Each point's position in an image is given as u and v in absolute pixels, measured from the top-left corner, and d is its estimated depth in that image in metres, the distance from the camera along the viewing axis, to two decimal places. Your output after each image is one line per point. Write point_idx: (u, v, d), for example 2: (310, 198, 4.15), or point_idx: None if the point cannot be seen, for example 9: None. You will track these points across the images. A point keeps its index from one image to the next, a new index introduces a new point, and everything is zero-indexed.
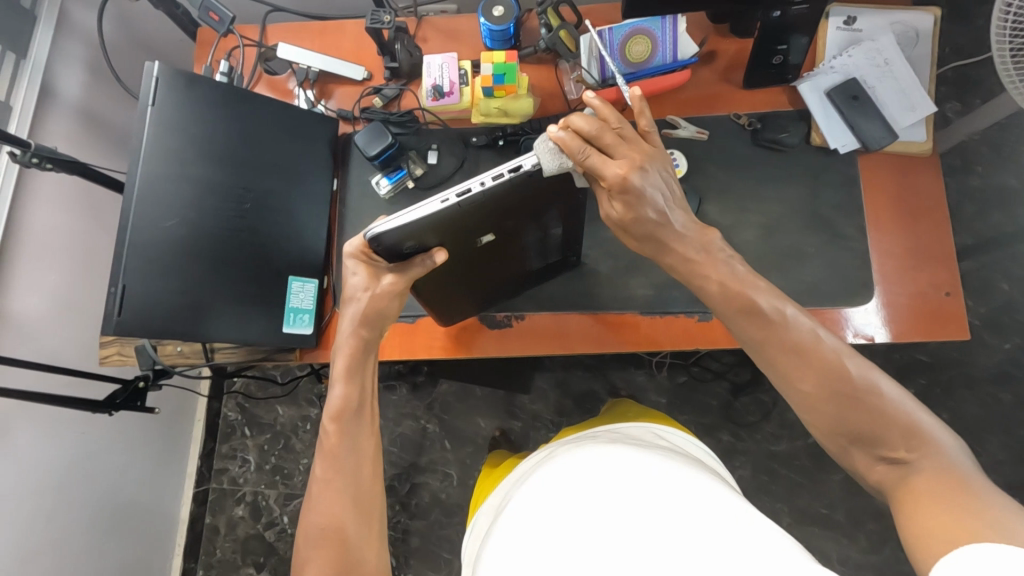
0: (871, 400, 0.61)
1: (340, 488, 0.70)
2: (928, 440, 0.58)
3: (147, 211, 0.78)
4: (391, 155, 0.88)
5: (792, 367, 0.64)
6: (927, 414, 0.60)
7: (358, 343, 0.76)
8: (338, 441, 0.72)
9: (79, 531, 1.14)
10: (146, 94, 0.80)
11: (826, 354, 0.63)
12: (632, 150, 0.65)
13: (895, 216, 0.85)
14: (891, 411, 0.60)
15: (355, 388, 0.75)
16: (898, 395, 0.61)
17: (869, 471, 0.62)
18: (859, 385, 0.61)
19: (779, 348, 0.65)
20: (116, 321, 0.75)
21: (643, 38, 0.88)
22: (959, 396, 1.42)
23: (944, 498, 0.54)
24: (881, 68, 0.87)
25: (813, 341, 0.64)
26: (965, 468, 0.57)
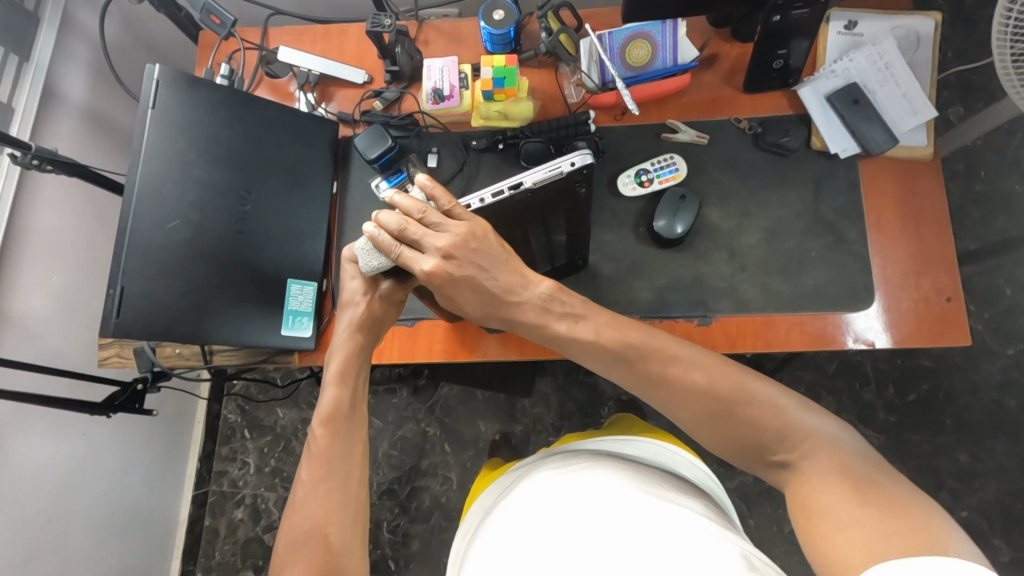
0: (742, 410, 0.65)
1: (328, 493, 0.69)
2: (806, 429, 0.63)
3: (148, 213, 0.78)
4: (391, 157, 0.89)
5: (671, 396, 0.68)
6: (805, 407, 0.65)
7: (352, 347, 0.76)
8: (329, 445, 0.71)
9: (79, 534, 1.14)
10: (146, 96, 0.80)
11: (691, 369, 0.68)
12: (445, 239, 0.68)
13: (897, 221, 0.85)
14: (768, 412, 0.65)
15: (347, 392, 0.74)
16: (774, 396, 0.65)
17: (767, 472, 0.66)
18: (734, 398, 0.65)
19: (654, 377, 0.69)
20: (115, 323, 0.75)
21: (644, 42, 0.88)
22: (962, 401, 1.41)
23: (839, 494, 0.57)
24: (883, 72, 0.87)
25: (677, 364, 0.68)
26: (846, 449, 0.61)
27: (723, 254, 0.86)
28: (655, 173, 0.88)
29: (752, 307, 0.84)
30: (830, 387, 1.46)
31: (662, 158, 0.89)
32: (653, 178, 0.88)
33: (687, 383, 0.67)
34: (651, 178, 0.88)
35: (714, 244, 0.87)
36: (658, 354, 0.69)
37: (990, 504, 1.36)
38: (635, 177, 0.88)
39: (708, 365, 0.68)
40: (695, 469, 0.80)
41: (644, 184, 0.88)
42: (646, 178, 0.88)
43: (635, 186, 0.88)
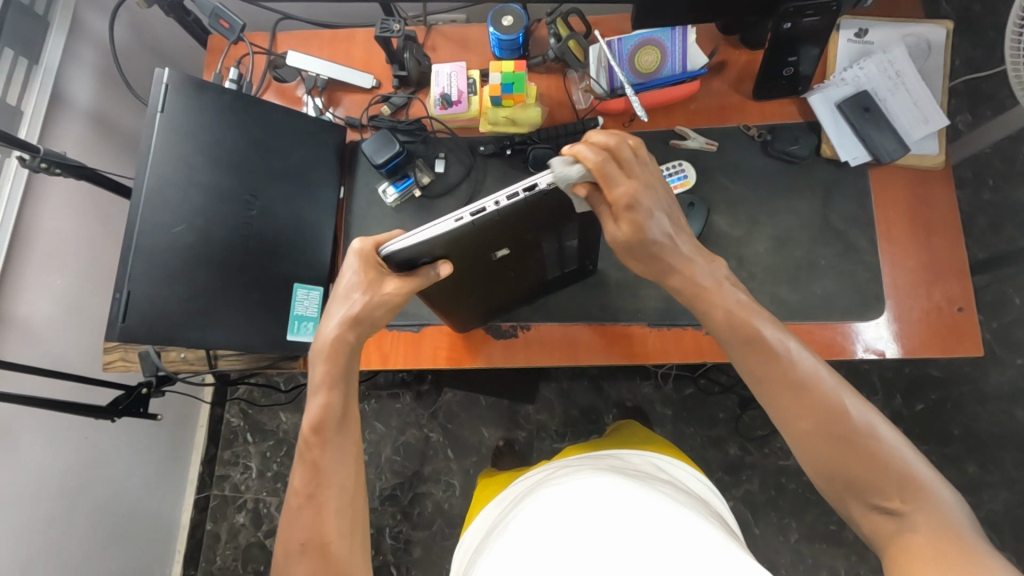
0: (865, 446, 0.59)
1: (321, 504, 0.68)
2: (921, 488, 0.57)
3: (155, 217, 0.78)
4: (398, 163, 0.88)
5: (788, 402, 0.63)
6: (925, 464, 0.59)
7: (343, 347, 0.73)
8: (319, 453, 0.70)
9: (80, 538, 1.14)
10: (155, 99, 0.80)
11: (820, 384, 0.62)
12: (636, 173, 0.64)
13: (907, 229, 0.84)
14: (886, 456, 0.59)
15: (336, 397, 0.72)
16: (897, 442, 0.59)
17: (861, 518, 0.60)
18: (859, 429, 0.60)
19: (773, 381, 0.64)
20: (120, 327, 0.74)
21: (653, 48, 0.87)
22: (971, 412, 1.40)
23: (945, 559, 0.53)
24: (894, 81, 0.86)
25: (811, 374, 0.63)
26: (960, 523, 0.55)
27: (731, 262, 0.86)
28: None
29: None
30: None
31: (670, 165, 0.88)
32: None
33: (807, 400, 0.62)
34: None
35: (722, 252, 0.86)
36: (778, 360, 0.64)
37: (999, 515, 1.35)
38: None
39: (829, 390, 0.62)
40: (696, 482, 0.81)
41: None
42: None
43: None
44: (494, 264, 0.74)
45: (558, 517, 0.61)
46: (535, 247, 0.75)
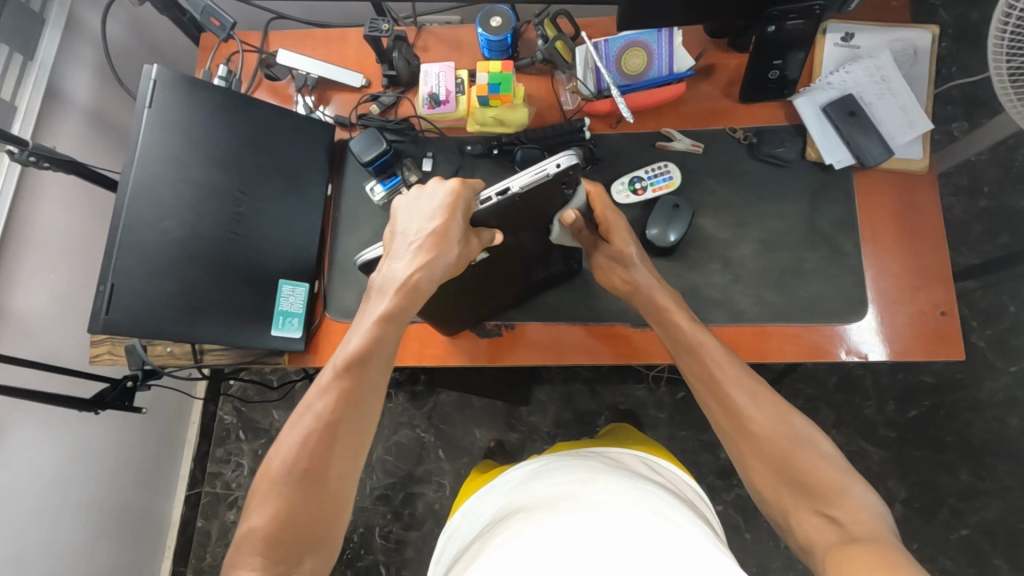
0: (801, 455, 0.66)
1: (335, 436, 0.64)
2: (856, 499, 0.61)
3: (142, 211, 0.78)
4: (386, 161, 0.89)
5: (729, 409, 0.70)
6: (857, 478, 0.64)
7: (412, 289, 0.68)
8: (352, 386, 0.66)
9: (69, 531, 1.14)
10: (144, 95, 0.81)
11: (761, 395, 0.70)
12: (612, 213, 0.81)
13: (892, 234, 0.84)
14: (821, 465, 0.65)
15: (378, 345, 0.68)
16: (831, 456, 0.66)
17: (801, 526, 0.63)
18: (796, 438, 0.67)
19: (719, 391, 0.71)
20: (105, 320, 0.75)
21: (640, 51, 0.88)
22: (965, 419, 1.40)
23: (876, 549, 0.55)
24: (880, 85, 0.86)
25: (747, 383, 0.71)
26: (891, 532, 0.58)
27: (717, 264, 0.86)
28: (648, 181, 0.88)
29: (746, 318, 0.84)
30: (830, 401, 1.45)
31: (655, 166, 0.88)
32: (647, 186, 0.88)
33: (751, 409, 0.69)
34: (644, 186, 0.88)
35: (708, 254, 0.87)
36: (723, 371, 0.72)
37: (990, 523, 1.34)
38: (628, 184, 0.88)
39: (767, 400, 0.70)
40: (687, 486, 0.80)
41: (637, 192, 0.88)
42: (639, 186, 0.88)
43: (628, 195, 0.88)
44: (476, 269, 0.76)
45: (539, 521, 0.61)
46: (517, 251, 0.77)
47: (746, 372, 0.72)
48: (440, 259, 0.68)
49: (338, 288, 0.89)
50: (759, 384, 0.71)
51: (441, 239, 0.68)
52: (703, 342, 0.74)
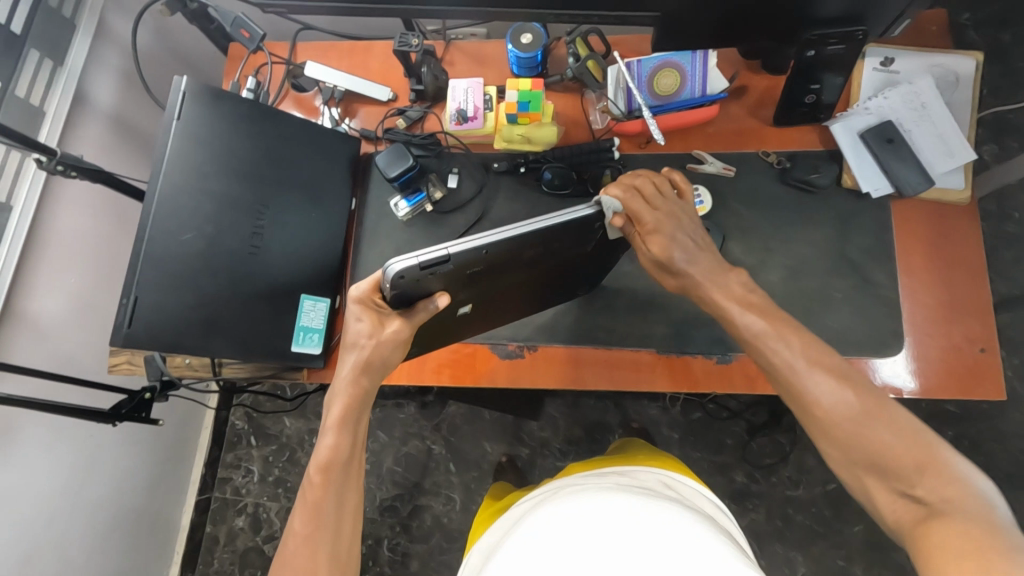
0: (877, 438, 0.60)
1: (320, 546, 0.67)
2: (942, 471, 0.57)
3: (164, 222, 0.78)
4: (411, 177, 0.88)
5: (796, 395, 0.65)
6: (949, 447, 0.59)
7: (359, 393, 0.72)
8: (324, 494, 0.69)
9: (78, 537, 1.13)
10: (172, 106, 0.81)
11: (837, 384, 0.63)
12: (662, 208, 0.71)
13: (927, 265, 0.82)
14: (902, 441, 0.59)
15: (347, 439, 0.70)
16: (912, 424, 0.60)
17: (886, 504, 0.60)
18: (877, 416, 0.61)
19: (792, 385, 0.64)
20: (125, 333, 0.74)
21: (672, 71, 0.86)
22: (989, 450, 1.36)
23: (974, 535, 0.51)
24: (919, 112, 0.84)
25: (828, 361, 0.64)
26: (987, 502, 0.55)
27: None
28: None
29: None
30: None
31: None
32: None
33: (823, 399, 0.62)
34: None
35: None
36: (788, 363, 0.65)
37: None
38: None
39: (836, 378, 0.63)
40: (703, 498, 0.79)
41: None
42: None
43: None
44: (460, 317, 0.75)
45: (575, 537, 0.59)
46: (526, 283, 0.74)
47: (817, 359, 0.65)
48: (379, 360, 0.70)
49: None
50: (828, 364, 0.64)
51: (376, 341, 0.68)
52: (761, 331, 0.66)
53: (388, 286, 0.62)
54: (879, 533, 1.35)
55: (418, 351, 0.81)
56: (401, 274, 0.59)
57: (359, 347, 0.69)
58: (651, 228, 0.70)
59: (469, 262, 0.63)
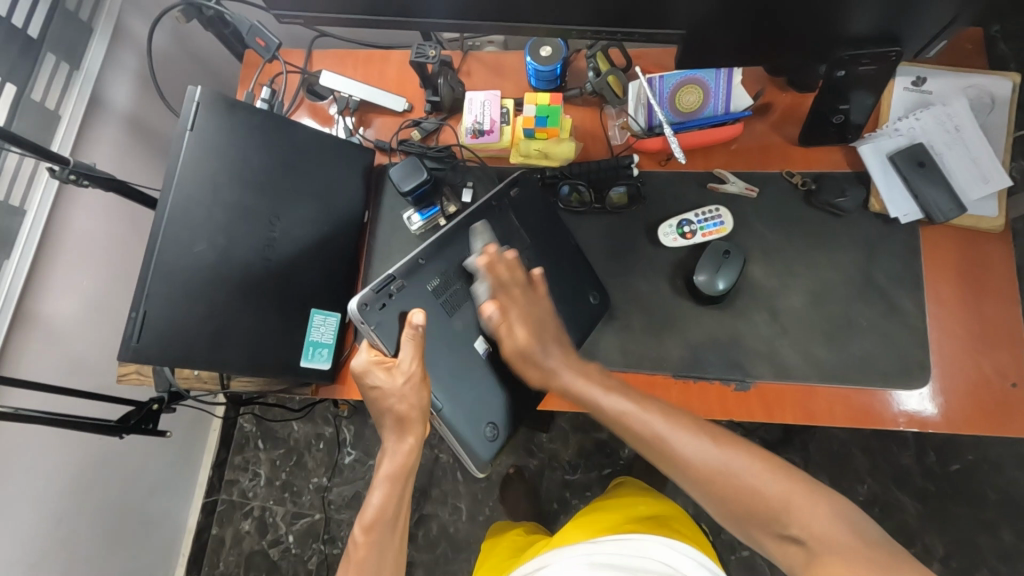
0: (739, 473, 0.63)
1: None
2: (815, 508, 0.59)
3: (177, 235, 0.75)
4: (425, 191, 0.86)
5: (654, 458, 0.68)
6: (812, 483, 0.61)
7: (407, 453, 0.76)
8: (367, 553, 0.73)
9: (84, 540, 1.13)
10: (185, 117, 0.77)
11: (694, 437, 0.66)
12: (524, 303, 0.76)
13: (956, 294, 0.79)
14: (765, 483, 0.62)
15: (393, 501, 0.75)
16: (769, 466, 0.63)
17: (773, 548, 0.61)
18: (729, 464, 0.64)
19: (659, 444, 0.67)
20: (134, 347, 0.72)
21: (695, 88, 0.84)
22: (1009, 477, 1.33)
23: (860, 564, 0.53)
24: (952, 135, 0.81)
25: (684, 422, 0.68)
26: (864, 532, 0.57)
27: (766, 315, 0.81)
28: (698, 225, 0.84)
29: (794, 375, 0.79)
30: (865, 447, 1.39)
31: (706, 210, 0.84)
32: (696, 231, 0.84)
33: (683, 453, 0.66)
34: (693, 230, 0.84)
35: (756, 304, 0.82)
36: (642, 416, 0.69)
37: None
38: (677, 227, 0.84)
39: (698, 430, 0.67)
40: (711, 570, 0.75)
41: (686, 236, 0.84)
42: (688, 230, 0.84)
43: (676, 238, 0.84)
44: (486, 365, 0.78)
45: None
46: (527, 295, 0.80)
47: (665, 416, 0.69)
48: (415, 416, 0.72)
49: None
50: (679, 417, 0.68)
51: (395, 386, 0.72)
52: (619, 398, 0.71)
53: (364, 324, 0.72)
54: None
55: (489, 426, 0.76)
56: (363, 302, 0.72)
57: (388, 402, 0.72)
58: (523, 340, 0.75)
59: (427, 278, 0.76)
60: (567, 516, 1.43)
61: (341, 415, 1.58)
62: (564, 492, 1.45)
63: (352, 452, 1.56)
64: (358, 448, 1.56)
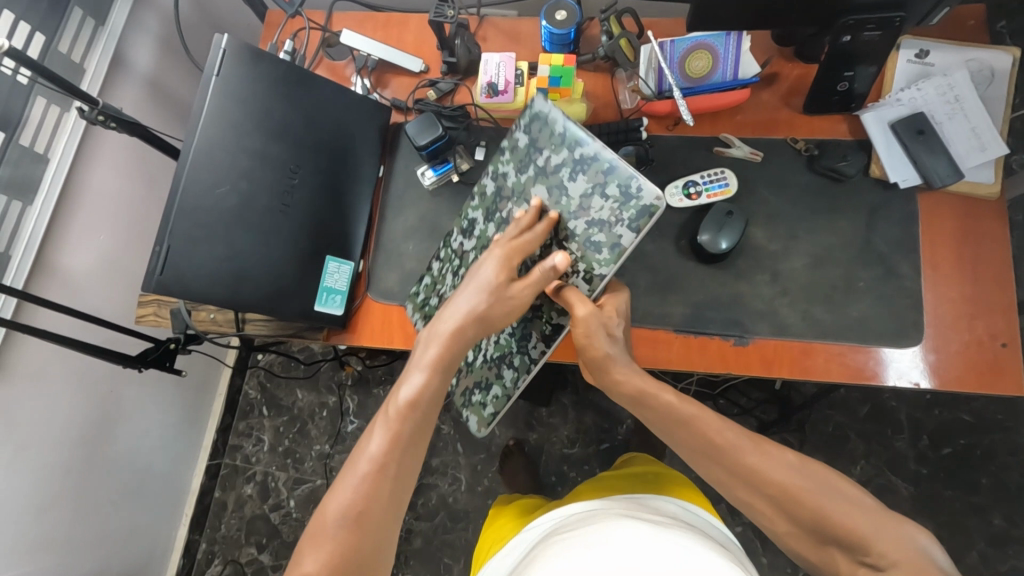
0: (815, 493, 0.58)
1: (388, 477, 0.62)
2: (894, 535, 0.54)
3: (200, 177, 0.79)
4: (439, 147, 0.89)
5: (714, 467, 0.64)
6: (900, 517, 0.56)
7: (460, 335, 0.68)
8: (405, 426, 0.64)
9: (93, 488, 1.16)
10: (212, 65, 0.81)
11: (767, 448, 0.62)
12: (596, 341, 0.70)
13: (953, 260, 0.81)
14: (842, 506, 0.56)
15: (438, 380, 0.67)
16: (850, 492, 0.58)
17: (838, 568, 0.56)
18: (801, 484, 0.58)
19: (717, 454, 0.63)
20: (157, 280, 0.76)
21: (705, 53, 0.87)
22: (1002, 462, 1.36)
23: None
24: (953, 105, 0.83)
25: (758, 435, 0.63)
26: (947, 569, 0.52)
27: (767, 276, 0.84)
28: (703, 186, 0.86)
29: (791, 332, 0.81)
30: (860, 430, 1.42)
31: (711, 172, 0.87)
32: (702, 192, 0.86)
33: (751, 467, 0.61)
34: (698, 191, 0.86)
35: (757, 265, 0.84)
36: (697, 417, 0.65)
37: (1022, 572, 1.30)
38: (683, 189, 0.87)
39: (770, 445, 0.62)
40: (721, 533, 0.76)
41: (691, 197, 0.86)
42: (693, 191, 0.86)
43: (682, 199, 0.86)
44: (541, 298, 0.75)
45: (604, 556, 0.58)
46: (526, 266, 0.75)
47: (732, 426, 0.64)
48: (541, 278, 0.69)
49: (383, 269, 0.90)
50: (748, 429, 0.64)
51: (507, 263, 0.69)
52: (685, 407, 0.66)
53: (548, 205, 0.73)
54: None
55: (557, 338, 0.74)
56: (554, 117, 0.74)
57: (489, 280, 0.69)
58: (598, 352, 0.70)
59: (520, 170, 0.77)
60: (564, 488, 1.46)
61: (345, 384, 1.61)
62: (561, 466, 1.47)
63: (355, 421, 1.58)
64: (360, 417, 1.59)
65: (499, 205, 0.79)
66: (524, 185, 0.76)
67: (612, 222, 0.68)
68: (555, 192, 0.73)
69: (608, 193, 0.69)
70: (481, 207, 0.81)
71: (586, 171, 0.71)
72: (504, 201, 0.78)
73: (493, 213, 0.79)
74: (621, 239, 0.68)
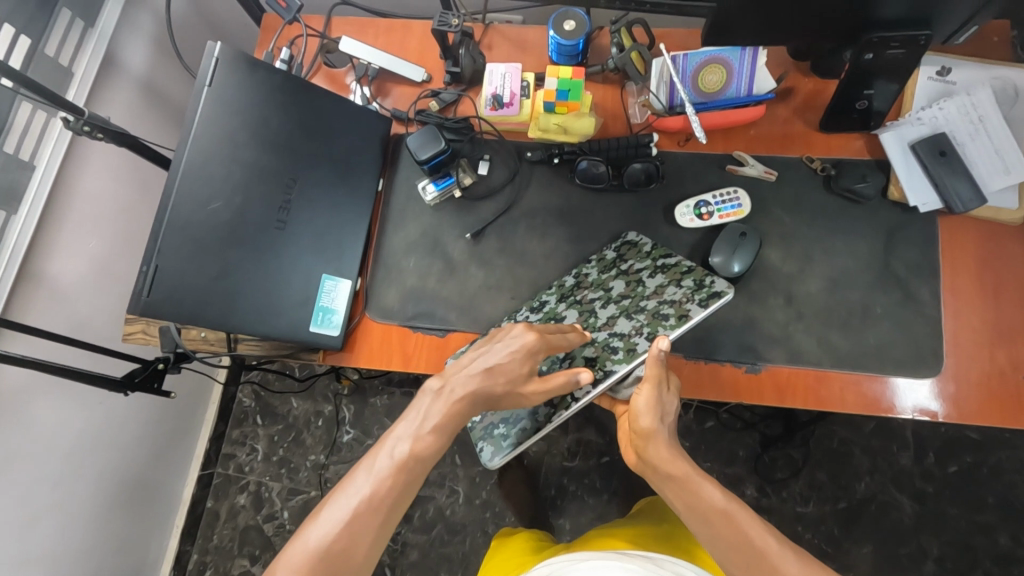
0: None
1: (371, 521, 0.60)
2: None
3: (192, 193, 0.75)
4: (442, 161, 0.85)
5: (739, 567, 0.59)
6: None
7: (471, 402, 0.65)
8: (401, 478, 0.61)
9: (79, 506, 1.12)
10: (203, 73, 0.77)
11: (802, 561, 0.58)
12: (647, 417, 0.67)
13: (974, 285, 0.78)
14: None
15: (441, 440, 0.64)
16: None
17: None
18: None
19: (747, 554, 0.59)
20: (144, 301, 0.71)
21: (719, 67, 0.84)
22: (1008, 480, 1.34)
23: None
24: (976, 125, 0.80)
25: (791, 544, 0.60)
26: None
27: (781, 299, 0.81)
28: (715, 206, 0.83)
29: (806, 360, 0.78)
30: (865, 446, 1.39)
31: (724, 191, 0.84)
32: (713, 212, 0.83)
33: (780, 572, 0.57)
34: (710, 211, 0.83)
35: (770, 289, 0.81)
36: (726, 509, 0.62)
37: None
38: (694, 208, 0.83)
39: (806, 559, 0.59)
40: None
41: (703, 217, 0.83)
42: (705, 211, 0.83)
43: (693, 218, 0.83)
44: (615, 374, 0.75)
45: None
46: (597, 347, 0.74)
47: (771, 531, 0.61)
48: (556, 384, 0.67)
49: (382, 287, 0.87)
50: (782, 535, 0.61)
51: (533, 352, 0.67)
52: (720, 504, 0.62)
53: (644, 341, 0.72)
54: (893, 557, 1.32)
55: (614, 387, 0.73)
56: (636, 237, 0.82)
57: (511, 370, 0.66)
58: (643, 431, 0.67)
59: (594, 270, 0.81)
60: (563, 502, 1.43)
61: (342, 393, 1.58)
62: (561, 479, 1.45)
63: (351, 431, 1.55)
64: (357, 427, 1.55)
65: (577, 292, 0.80)
66: (605, 280, 0.80)
67: (693, 291, 0.74)
68: (634, 285, 0.78)
69: (682, 284, 0.75)
70: (556, 293, 0.81)
71: (665, 270, 0.78)
72: (584, 288, 0.80)
73: (568, 297, 0.80)
74: (690, 311, 0.72)
